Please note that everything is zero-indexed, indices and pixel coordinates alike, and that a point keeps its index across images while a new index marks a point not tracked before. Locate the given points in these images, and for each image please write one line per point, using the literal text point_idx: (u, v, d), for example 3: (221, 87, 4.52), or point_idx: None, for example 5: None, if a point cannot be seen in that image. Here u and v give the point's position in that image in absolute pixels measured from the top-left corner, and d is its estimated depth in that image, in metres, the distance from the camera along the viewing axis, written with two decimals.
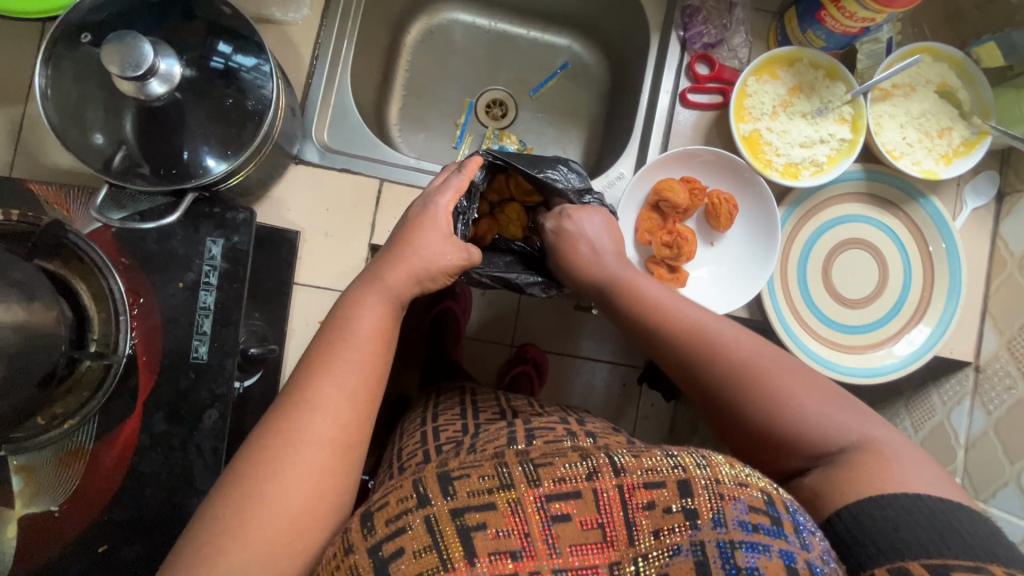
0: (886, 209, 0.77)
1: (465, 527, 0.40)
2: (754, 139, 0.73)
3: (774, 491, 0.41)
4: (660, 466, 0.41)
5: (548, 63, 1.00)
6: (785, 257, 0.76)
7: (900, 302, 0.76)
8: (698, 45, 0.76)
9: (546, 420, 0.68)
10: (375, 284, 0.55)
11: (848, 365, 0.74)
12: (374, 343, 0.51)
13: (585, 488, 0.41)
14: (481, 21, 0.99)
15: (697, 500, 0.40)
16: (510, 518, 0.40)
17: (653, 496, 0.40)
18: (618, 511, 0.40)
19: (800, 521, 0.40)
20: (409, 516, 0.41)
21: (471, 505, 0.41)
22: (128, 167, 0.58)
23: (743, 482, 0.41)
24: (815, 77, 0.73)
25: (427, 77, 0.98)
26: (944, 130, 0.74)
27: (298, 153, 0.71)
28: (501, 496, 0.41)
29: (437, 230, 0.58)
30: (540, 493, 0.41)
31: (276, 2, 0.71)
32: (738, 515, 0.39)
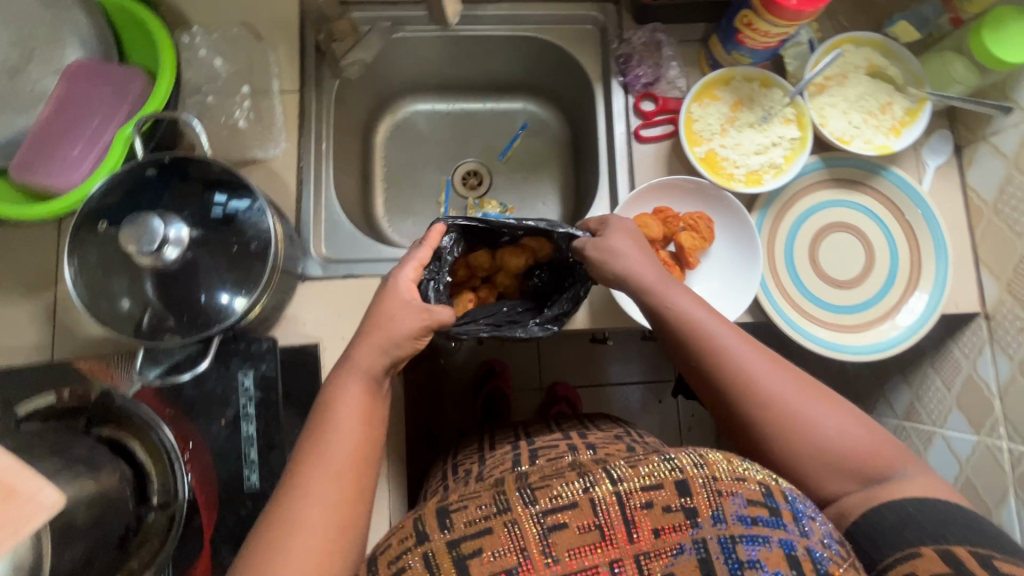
0: (855, 189, 0.81)
1: (461, 556, 0.47)
2: (711, 157, 0.77)
3: (773, 484, 0.49)
4: (657, 472, 0.49)
5: (509, 127, 1.07)
6: (772, 255, 0.79)
7: (895, 272, 0.78)
8: (638, 86, 0.83)
9: (550, 437, 0.73)
10: (350, 367, 0.58)
11: (863, 345, 0.76)
12: (359, 419, 0.56)
13: (581, 499, 0.48)
14: (440, 105, 1.06)
15: (697, 499, 0.48)
16: (504, 538, 0.47)
17: (652, 498, 0.48)
18: (616, 513, 0.48)
19: (800, 511, 0.49)
20: (407, 556, 0.47)
21: (468, 535, 0.47)
22: (156, 325, 0.64)
23: (741, 477, 0.50)
24: (752, 89, 0.78)
25: (403, 168, 1.06)
26: (885, 106, 0.79)
27: (303, 271, 0.77)
28: (498, 520, 0.48)
29: (399, 297, 0.61)
30: (537, 512, 0.48)
31: (256, 142, 0.78)
32: (736, 510, 0.48)
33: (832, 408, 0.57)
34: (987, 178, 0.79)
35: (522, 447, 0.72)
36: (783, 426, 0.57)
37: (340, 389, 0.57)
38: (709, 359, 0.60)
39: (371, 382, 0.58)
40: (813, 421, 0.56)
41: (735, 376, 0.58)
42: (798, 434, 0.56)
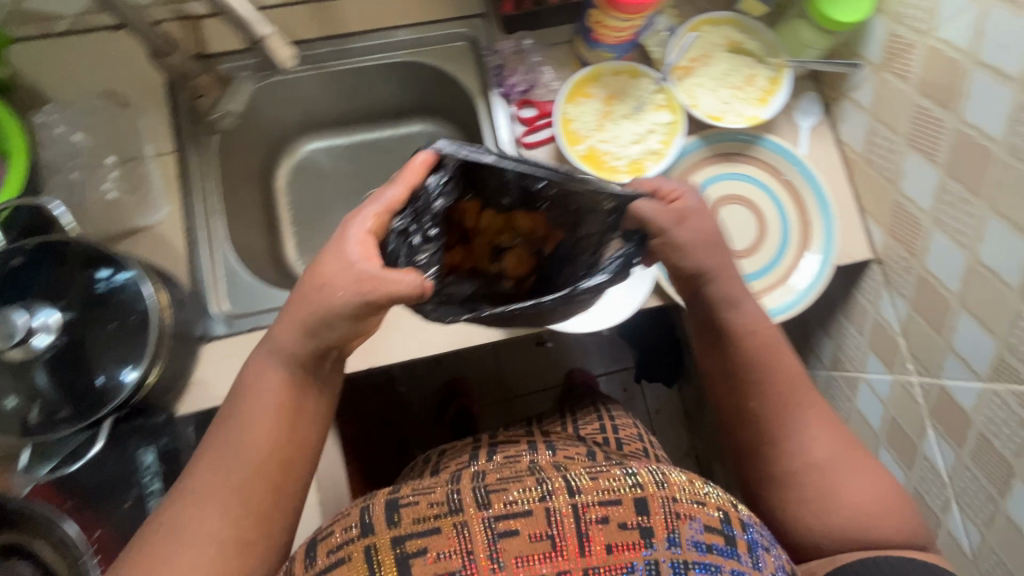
0: (737, 160, 0.83)
1: (404, 554, 0.54)
2: (592, 153, 0.79)
3: (730, 513, 0.59)
4: (618, 488, 0.58)
5: (411, 150, 1.07)
6: None
7: (786, 235, 0.81)
8: (516, 94, 0.84)
9: (512, 432, 0.80)
10: (264, 344, 0.62)
11: (763, 310, 0.79)
12: (273, 413, 0.60)
13: (535, 508, 0.56)
14: (338, 140, 1.05)
15: (653, 519, 0.57)
16: (451, 540, 0.54)
17: (608, 514, 0.57)
18: (570, 523, 0.56)
19: (753, 540, 0.58)
20: (350, 547, 0.54)
21: (412, 533, 0.55)
22: (49, 416, 0.61)
23: (701, 501, 0.59)
24: (621, 82, 0.80)
25: (311, 207, 1.04)
26: (749, 78, 0.82)
27: (205, 333, 0.75)
28: (446, 521, 0.55)
29: (344, 257, 0.57)
30: (488, 515, 0.56)
31: (136, 211, 0.77)
32: (692, 535, 0.57)
33: (861, 478, 0.66)
34: (855, 132, 0.83)
35: (484, 442, 0.76)
36: (807, 481, 0.66)
37: (257, 378, 0.61)
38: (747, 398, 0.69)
39: (289, 377, 0.61)
40: (840, 484, 0.65)
41: (779, 408, 0.68)
42: (821, 481, 0.65)
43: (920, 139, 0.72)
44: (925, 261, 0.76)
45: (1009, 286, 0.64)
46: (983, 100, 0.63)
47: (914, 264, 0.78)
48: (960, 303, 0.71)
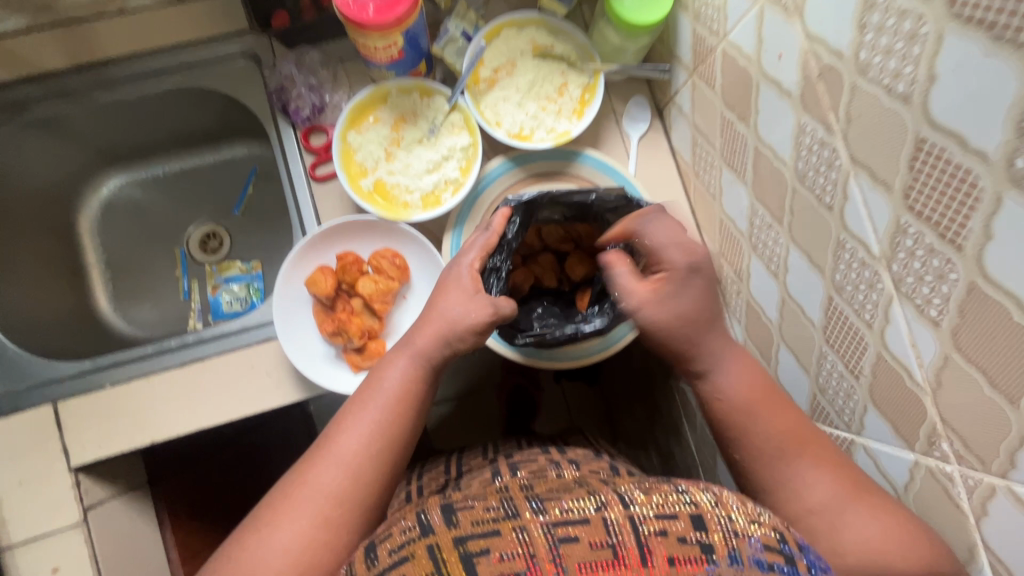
0: (557, 180, 0.74)
1: (469, 553, 0.41)
2: (381, 187, 0.70)
3: (787, 532, 0.44)
4: (674, 503, 0.45)
5: (238, 175, 0.97)
6: None
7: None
8: (301, 120, 0.74)
9: (528, 450, 0.69)
10: (403, 347, 0.58)
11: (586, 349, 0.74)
12: (397, 406, 0.55)
13: (593, 515, 0.44)
14: (153, 171, 0.96)
15: (712, 535, 0.43)
16: (514, 542, 0.42)
17: (666, 526, 0.43)
18: (629, 535, 0.42)
19: (814, 562, 0.43)
20: (413, 545, 0.42)
21: (477, 532, 0.43)
22: None
23: (756, 520, 0.45)
24: (412, 102, 0.71)
25: (127, 249, 0.95)
26: (561, 88, 0.73)
27: None
28: (506, 524, 0.44)
29: (462, 288, 0.59)
30: (545, 521, 0.43)
31: None
32: (755, 552, 0.42)
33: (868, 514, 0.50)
34: (683, 141, 0.74)
35: (501, 460, 0.66)
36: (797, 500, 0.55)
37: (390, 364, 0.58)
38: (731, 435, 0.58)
39: (420, 364, 0.58)
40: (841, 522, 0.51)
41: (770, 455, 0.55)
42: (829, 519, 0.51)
43: (731, 154, 0.64)
44: (750, 286, 0.68)
45: (814, 324, 0.58)
46: (771, 116, 0.54)
47: (742, 287, 0.71)
48: (781, 336, 0.64)
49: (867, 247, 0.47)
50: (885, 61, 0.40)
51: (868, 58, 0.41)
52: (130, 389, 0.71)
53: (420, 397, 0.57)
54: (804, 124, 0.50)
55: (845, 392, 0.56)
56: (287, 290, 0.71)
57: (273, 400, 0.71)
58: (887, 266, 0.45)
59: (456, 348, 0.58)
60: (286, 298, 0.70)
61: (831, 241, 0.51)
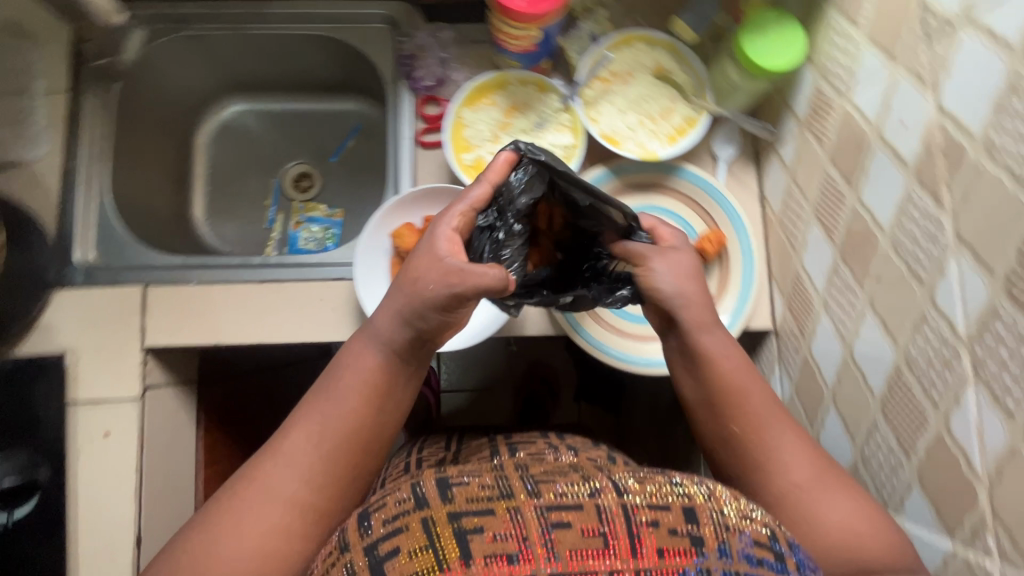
0: (654, 191, 0.78)
1: (462, 529, 0.43)
2: (480, 165, 0.74)
3: (777, 528, 0.47)
4: (666, 494, 0.47)
5: (342, 128, 1.04)
6: None
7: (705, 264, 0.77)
8: (421, 89, 0.79)
9: (527, 433, 0.73)
10: (369, 333, 0.58)
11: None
12: (357, 400, 0.56)
13: (586, 502, 0.45)
14: (269, 105, 1.03)
15: (703, 528, 0.44)
16: (507, 523, 0.44)
17: (658, 517, 0.45)
18: (620, 524, 0.44)
19: (803, 558, 0.45)
20: (407, 517, 0.44)
21: (470, 510, 0.45)
22: None
23: (748, 516, 0.46)
24: (528, 94, 0.75)
25: (230, 169, 1.02)
26: (666, 111, 0.75)
27: (62, 279, 0.76)
28: (501, 503, 0.45)
29: (434, 253, 0.55)
30: (540, 503, 0.45)
31: (15, 145, 0.76)
32: (744, 547, 0.44)
33: (853, 504, 0.51)
34: (776, 188, 0.75)
35: (500, 441, 0.71)
36: (762, 446, 0.55)
37: (356, 356, 0.58)
38: (693, 372, 0.61)
39: (387, 355, 0.57)
40: (821, 504, 0.51)
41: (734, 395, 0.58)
42: None
43: (824, 212, 0.65)
44: (811, 344, 0.68)
45: (873, 394, 0.57)
46: (879, 182, 0.55)
47: (802, 344, 0.70)
48: (832, 399, 0.64)
49: (952, 326, 0.47)
50: (1018, 147, 0.41)
51: (1000, 141, 0.42)
52: (210, 292, 0.76)
53: (388, 397, 0.58)
54: (912, 195, 0.51)
55: (891, 468, 0.55)
56: (373, 239, 0.75)
57: (333, 334, 0.75)
58: (969, 348, 0.45)
59: (418, 330, 0.56)
60: (370, 246, 0.74)
61: (914, 314, 0.51)
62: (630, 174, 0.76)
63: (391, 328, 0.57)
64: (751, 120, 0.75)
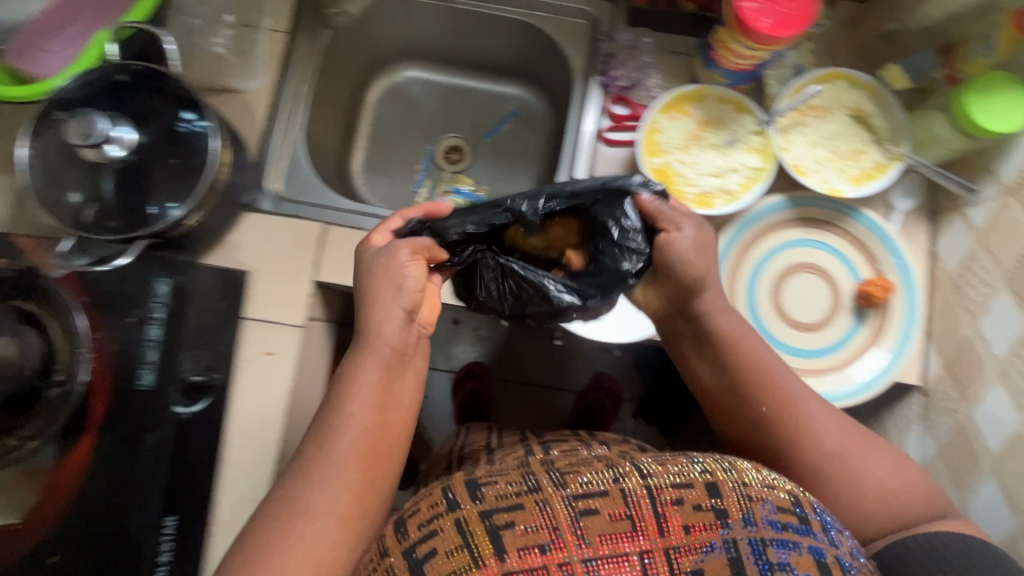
0: (824, 229, 0.78)
1: (494, 526, 0.48)
2: (666, 171, 0.76)
3: (799, 494, 0.51)
4: (688, 471, 0.51)
5: (500, 110, 1.07)
6: (733, 296, 0.77)
7: (864, 310, 0.77)
8: (614, 88, 0.82)
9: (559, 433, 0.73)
10: (369, 346, 0.59)
11: (835, 391, 0.74)
12: (372, 410, 0.57)
13: (611, 488, 0.50)
14: (437, 77, 1.07)
15: (728, 501, 0.50)
16: (537, 515, 0.49)
17: (683, 495, 0.50)
18: (647, 506, 0.49)
19: (828, 521, 0.51)
20: (440, 519, 0.50)
21: (499, 507, 0.49)
22: (97, 221, 0.68)
23: (770, 485, 0.51)
24: (724, 111, 0.76)
25: (389, 128, 1.07)
26: (857, 153, 0.76)
27: (253, 203, 0.80)
28: (529, 498, 0.50)
29: (392, 282, 0.59)
30: (566, 494, 0.50)
31: (234, 73, 0.82)
32: (767, 514, 0.49)
33: (879, 452, 0.60)
34: (954, 248, 0.75)
35: (532, 439, 0.71)
36: (794, 419, 0.61)
37: (357, 364, 0.59)
38: (729, 360, 0.65)
39: (389, 360, 0.59)
40: (855, 460, 0.59)
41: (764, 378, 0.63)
42: None
43: (1019, 282, 0.65)
44: (973, 410, 0.68)
45: None
46: None
47: (960, 408, 0.70)
48: (994, 469, 0.64)
49: None
50: None
51: None
52: None
53: (397, 397, 0.60)
54: None
55: None
56: None
57: None
58: None
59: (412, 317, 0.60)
60: None
61: None
62: (808, 208, 0.77)
63: (396, 335, 0.59)
64: (948, 176, 0.74)
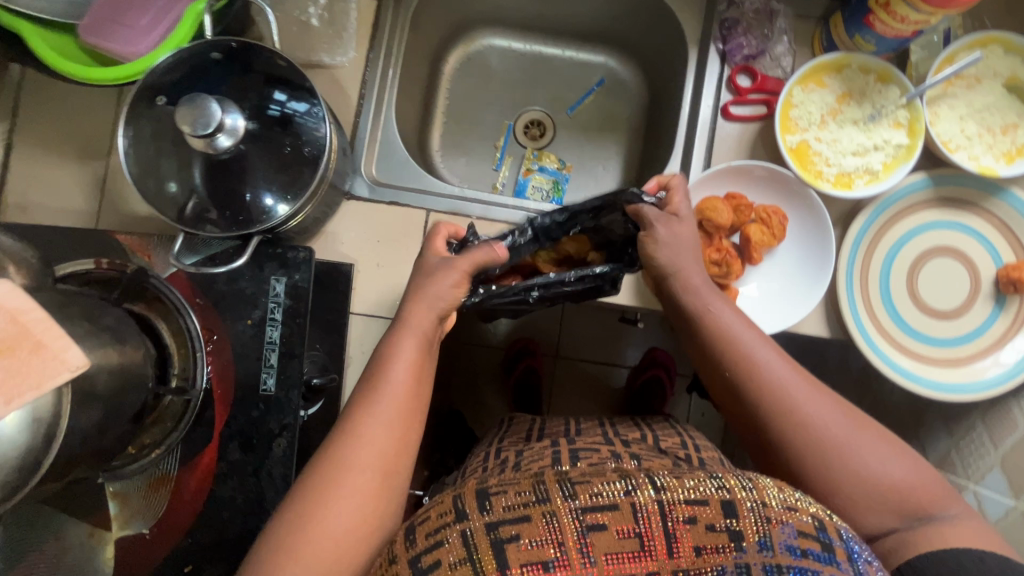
0: (963, 209, 0.72)
1: (499, 539, 0.41)
2: (803, 149, 0.71)
3: (826, 518, 0.43)
4: (702, 487, 0.43)
5: (584, 81, 1.00)
6: (866, 284, 0.73)
7: (1005, 296, 0.72)
8: (738, 57, 0.75)
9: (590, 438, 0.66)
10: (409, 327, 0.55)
11: (982, 379, 0.70)
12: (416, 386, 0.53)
13: (622, 501, 0.42)
14: (517, 44, 1.00)
15: (742, 522, 0.41)
16: (543, 529, 0.41)
17: (696, 513, 0.42)
18: (656, 523, 0.41)
19: (855, 550, 0.42)
20: (447, 530, 0.42)
21: (506, 519, 0.42)
22: (199, 214, 0.63)
23: (792, 507, 0.43)
24: (865, 82, 0.71)
25: (466, 102, 1.00)
26: (1009, 127, 0.70)
27: (349, 189, 0.72)
28: (536, 508, 0.42)
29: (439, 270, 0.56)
30: (575, 506, 0.41)
31: (324, 47, 0.75)
32: (785, 539, 0.41)
33: (887, 447, 0.53)
34: None
35: (561, 444, 0.63)
36: (783, 410, 0.54)
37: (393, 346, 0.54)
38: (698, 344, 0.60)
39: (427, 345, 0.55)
40: (861, 453, 0.52)
41: (751, 367, 0.56)
42: None
43: None
44: None
45: None
46: None
47: None
48: None
49: None
50: None
51: None
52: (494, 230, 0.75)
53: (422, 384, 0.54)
54: None
55: None
56: None
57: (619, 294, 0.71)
58: None
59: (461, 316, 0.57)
60: None
61: None
62: (951, 188, 0.72)
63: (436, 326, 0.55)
64: None
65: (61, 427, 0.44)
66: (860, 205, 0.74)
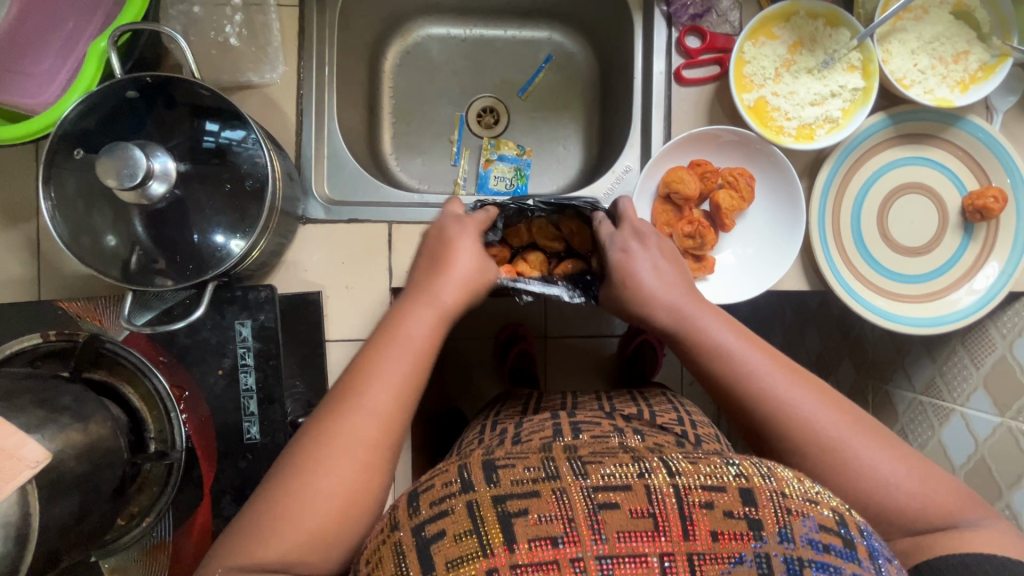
0: (925, 142, 0.72)
1: (507, 513, 0.39)
2: (760, 107, 0.70)
3: (846, 512, 0.41)
4: (721, 473, 0.42)
5: (532, 59, 0.96)
6: (838, 224, 0.72)
7: (972, 224, 0.72)
8: (684, 18, 0.72)
9: (591, 412, 0.65)
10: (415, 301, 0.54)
11: (957, 309, 0.71)
12: (413, 362, 0.50)
13: (636, 483, 0.41)
14: (456, 30, 0.95)
15: (762, 511, 0.40)
16: (553, 504, 0.40)
17: (714, 498, 0.40)
18: (672, 504, 0.40)
19: (875, 548, 0.40)
20: (451, 500, 0.40)
21: (514, 493, 0.40)
22: (146, 266, 0.59)
23: (812, 499, 0.41)
24: (815, 28, 0.69)
25: (413, 98, 0.96)
26: (960, 55, 0.69)
27: (304, 213, 0.69)
28: (546, 485, 0.41)
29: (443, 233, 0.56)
30: (586, 484, 0.41)
31: (252, 66, 0.70)
32: (807, 532, 0.39)
33: (893, 449, 0.48)
34: None
35: (561, 416, 0.62)
36: (765, 406, 0.50)
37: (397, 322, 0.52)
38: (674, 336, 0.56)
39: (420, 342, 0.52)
40: (877, 458, 0.47)
41: (723, 357, 0.52)
42: None
43: None
44: None
45: None
46: None
47: None
48: None
49: None
50: None
51: None
52: None
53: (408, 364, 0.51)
54: None
55: None
56: (645, 182, 0.71)
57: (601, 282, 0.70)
58: None
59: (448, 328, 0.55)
60: (643, 185, 0.70)
61: None
62: (912, 123, 0.71)
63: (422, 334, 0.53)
64: None
65: (32, 528, 0.41)
66: (823, 155, 0.73)
